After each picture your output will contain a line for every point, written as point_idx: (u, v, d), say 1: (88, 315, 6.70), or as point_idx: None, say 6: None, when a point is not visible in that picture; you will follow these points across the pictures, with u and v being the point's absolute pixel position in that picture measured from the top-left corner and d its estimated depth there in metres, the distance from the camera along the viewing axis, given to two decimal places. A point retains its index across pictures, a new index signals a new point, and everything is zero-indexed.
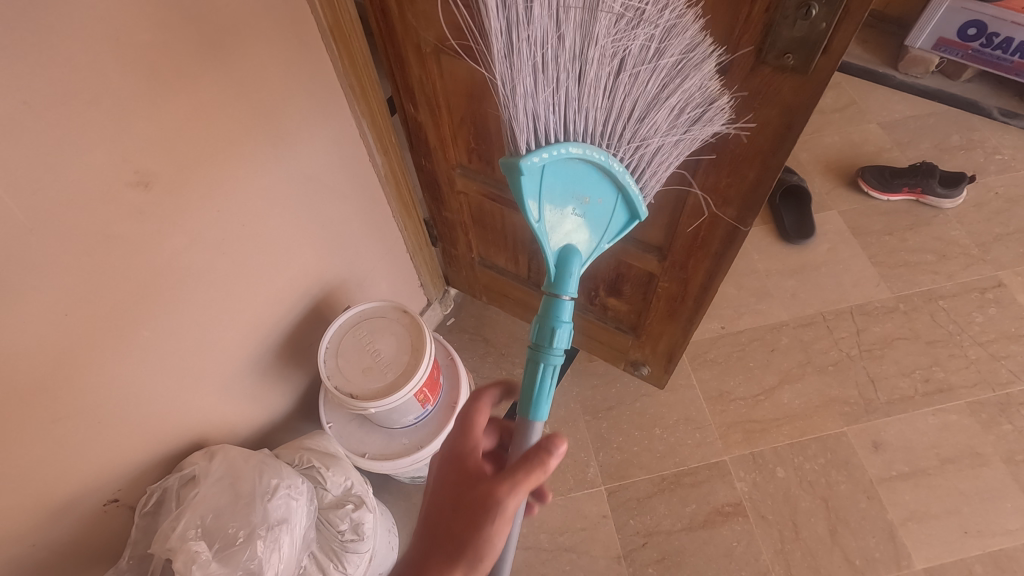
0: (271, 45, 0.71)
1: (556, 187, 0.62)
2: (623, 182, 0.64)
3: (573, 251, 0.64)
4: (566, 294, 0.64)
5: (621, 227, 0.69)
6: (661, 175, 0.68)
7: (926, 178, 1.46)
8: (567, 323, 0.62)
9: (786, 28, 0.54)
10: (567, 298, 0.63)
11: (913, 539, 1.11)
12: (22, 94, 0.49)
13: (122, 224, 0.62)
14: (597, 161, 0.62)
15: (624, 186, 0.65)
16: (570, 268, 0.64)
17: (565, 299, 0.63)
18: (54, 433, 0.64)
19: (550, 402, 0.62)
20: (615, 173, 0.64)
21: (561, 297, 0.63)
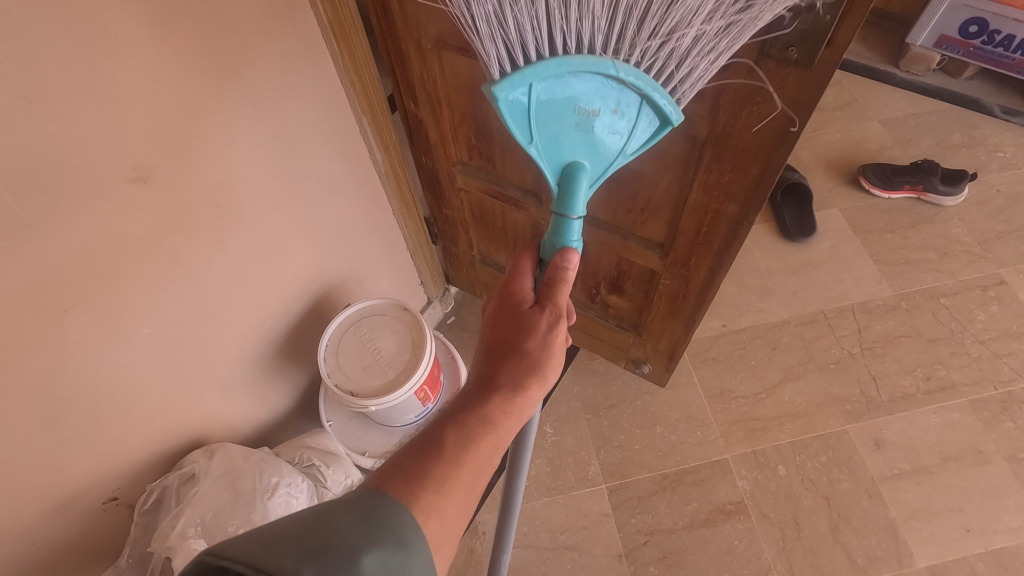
0: (271, 40, 0.71)
1: (554, 105, 0.57)
2: (641, 89, 0.56)
3: (581, 170, 0.61)
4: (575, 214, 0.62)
5: (651, 133, 0.60)
6: (707, 70, 0.57)
7: (928, 175, 1.46)
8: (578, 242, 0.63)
9: (790, 20, 0.54)
10: (576, 219, 0.63)
11: (916, 537, 1.10)
12: (20, 88, 0.49)
13: (120, 220, 0.61)
14: (601, 72, 0.55)
15: (645, 93, 0.56)
16: (577, 188, 0.61)
17: (572, 219, 0.62)
18: (53, 431, 0.64)
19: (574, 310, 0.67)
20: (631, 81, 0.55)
21: (569, 219, 0.62)
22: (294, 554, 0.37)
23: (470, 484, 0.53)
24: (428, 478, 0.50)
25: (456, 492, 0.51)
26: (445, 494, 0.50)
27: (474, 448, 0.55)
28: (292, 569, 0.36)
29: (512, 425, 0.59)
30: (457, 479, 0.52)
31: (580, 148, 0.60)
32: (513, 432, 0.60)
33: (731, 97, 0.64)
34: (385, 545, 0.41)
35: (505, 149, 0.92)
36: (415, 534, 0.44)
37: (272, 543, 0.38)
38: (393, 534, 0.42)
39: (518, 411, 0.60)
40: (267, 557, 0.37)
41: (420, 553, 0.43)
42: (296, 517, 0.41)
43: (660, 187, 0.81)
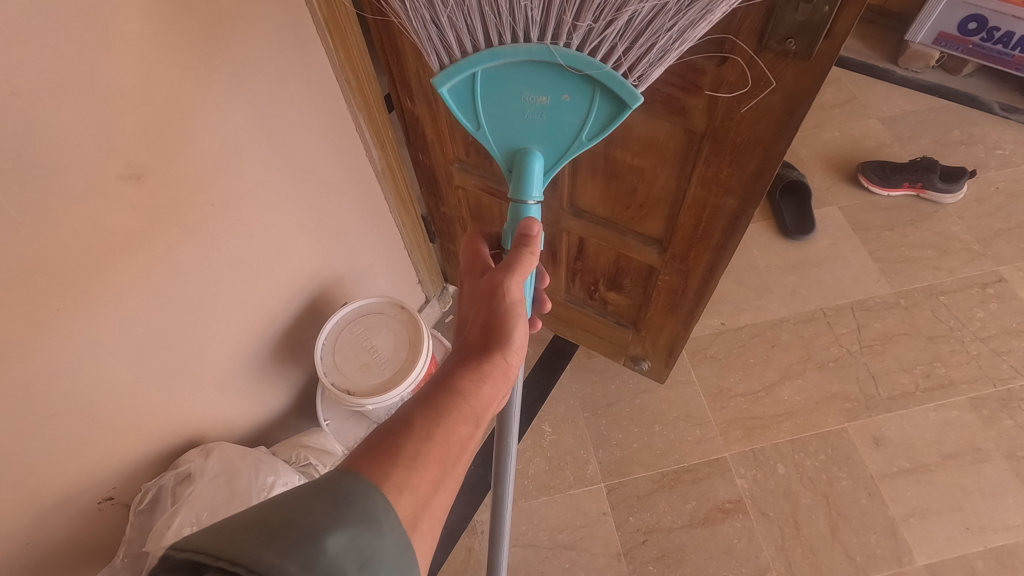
0: (263, 36, 0.70)
1: (500, 100, 0.63)
2: (581, 70, 0.59)
3: (534, 154, 0.66)
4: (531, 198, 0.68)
5: (610, 117, 0.62)
6: (664, 46, 0.57)
7: (927, 173, 1.45)
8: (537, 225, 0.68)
9: (789, 11, 0.53)
10: (532, 203, 0.67)
11: (915, 534, 1.10)
12: (10, 84, 0.48)
13: (113, 218, 0.61)
14: (541, 60, 0.59)
15: (586, 74, 0.59)
16: (530, 171, 0.66)
17: (529, 203, 0.67)
18: (46, 430, 0.64)
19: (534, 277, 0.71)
20: (568, 64, 0.58)
21: (526, 204, 0.67)
22: (255, 540, 0.37)
23: (450, 454, 0.53)
24: (399, 455, 0.50)
25: (430, 465, 0.51)
26: (419, 469, 0.50)
27: (448, 419, 0.55)
28: (250, 552, 0.36)
29: (487, 392, 0.61)
30: (430, 453, 0.52)
31: (533, 133, 0.65)
32: (491, 399, 0.61)
33: (729, 90, 0.63)
34: (354, 525, 0.41)
35: None
36: (386, 513, 0.43)
37: (234, 531, 0.37)
38: (361, 512, 0.42)
39: (490, 379, 0.62)
40: (228, 545, 0.36)
41: (392, 531, 0.42)
42: (263, 503, 0.41)
43: (659, 182, 0.81)
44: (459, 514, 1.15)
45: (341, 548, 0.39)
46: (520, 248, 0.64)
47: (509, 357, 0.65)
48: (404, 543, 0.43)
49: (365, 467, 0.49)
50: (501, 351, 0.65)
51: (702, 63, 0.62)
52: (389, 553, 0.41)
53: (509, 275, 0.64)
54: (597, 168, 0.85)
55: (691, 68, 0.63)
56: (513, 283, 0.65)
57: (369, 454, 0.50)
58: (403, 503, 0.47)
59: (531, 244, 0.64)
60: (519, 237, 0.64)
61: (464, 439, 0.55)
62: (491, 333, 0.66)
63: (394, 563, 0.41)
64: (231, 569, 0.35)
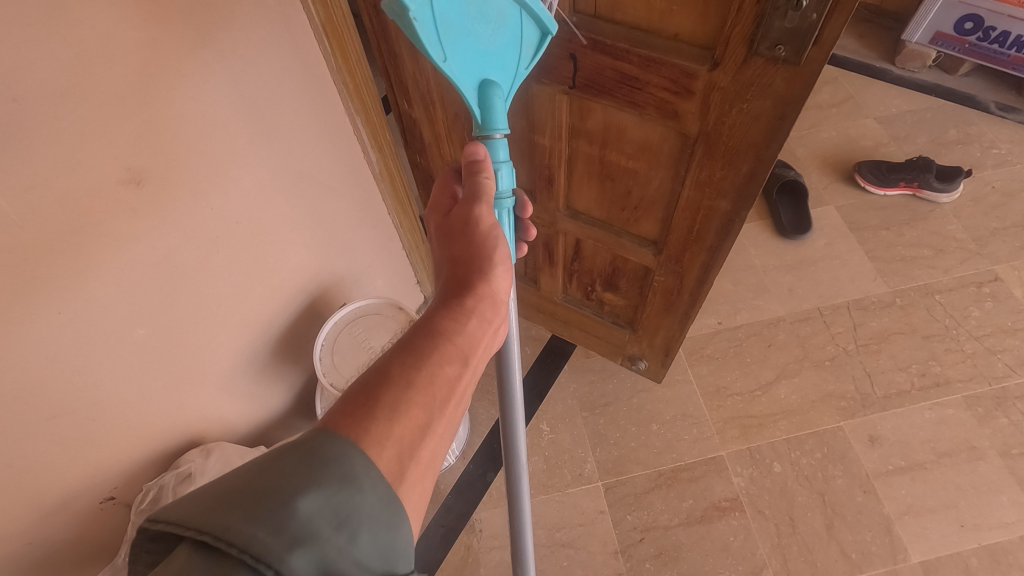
0: (260, 40, 0.70)
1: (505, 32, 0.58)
2: None
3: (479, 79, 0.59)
4: (497, 132, 0.60)
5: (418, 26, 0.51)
6: None
7: (923, 172, 1.46)
8: (506, 162, 0.61)
9: (777, 19, 0.54)
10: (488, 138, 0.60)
11: (910, 532, 1.11)
12: (12, 91, 0.49)
13: (117, 223, 0.62)
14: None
15: None
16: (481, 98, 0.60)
17: (495, 138, 0.60)
18: (49, 431, 0.64)
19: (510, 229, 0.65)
20: None
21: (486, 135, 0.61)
22: (223, 508, 0.35)
23: (435, 398, 0.48)
24: (378, 406, 0.45)
25: (414, 411, 0.46)
26: (402, 416, 0.45)
27: (431, 362, 0.50)
28: (217, 520, 0.34)
29: (475, 329, 0.55)
30: (413, 399, 0.47)
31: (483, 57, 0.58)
32: (480, 337, 0.55)
33: (721, 95, 0.64)
34: (329, 484, 0.38)
35: None
36: (367, 467, 0.40)
37: (201, 501, 0.36)
38: (339, 470, 0.39)
39: (476, 314, 0.56)
40: (199, 515, 0.35)
41: (374, 488, 0.39)
42: (238, 467, 0.38)
43: (652, 185, 0.82)
44: (458, 512, 1.16)
45: (314, 510, 0.36)
46: (476, 175, 0.60)
47: (495, 289, 0.59)
48: (390, 499, 0.40)
49: (343, 421, 0.43)
50: (485, 283, 0.58)
51: (695, 69, 0.63)
52: (371, 512, 0.39)
53: (476, 204, 0.60)
54: (592, 170, 0.87)
55: (683, 73, 0.64)
56: (485, 208, 0.60)
57: (345, 409, 0.45)
58: (387, 454, 0.43)
59: (486, 169, 0.60)
60: (471, 164, 0.60)
61: (453, 379, 0.50)
62: (469, 267, 0.59)
63: (376, 520, 0.39)
64: (200, 538, 0.34)
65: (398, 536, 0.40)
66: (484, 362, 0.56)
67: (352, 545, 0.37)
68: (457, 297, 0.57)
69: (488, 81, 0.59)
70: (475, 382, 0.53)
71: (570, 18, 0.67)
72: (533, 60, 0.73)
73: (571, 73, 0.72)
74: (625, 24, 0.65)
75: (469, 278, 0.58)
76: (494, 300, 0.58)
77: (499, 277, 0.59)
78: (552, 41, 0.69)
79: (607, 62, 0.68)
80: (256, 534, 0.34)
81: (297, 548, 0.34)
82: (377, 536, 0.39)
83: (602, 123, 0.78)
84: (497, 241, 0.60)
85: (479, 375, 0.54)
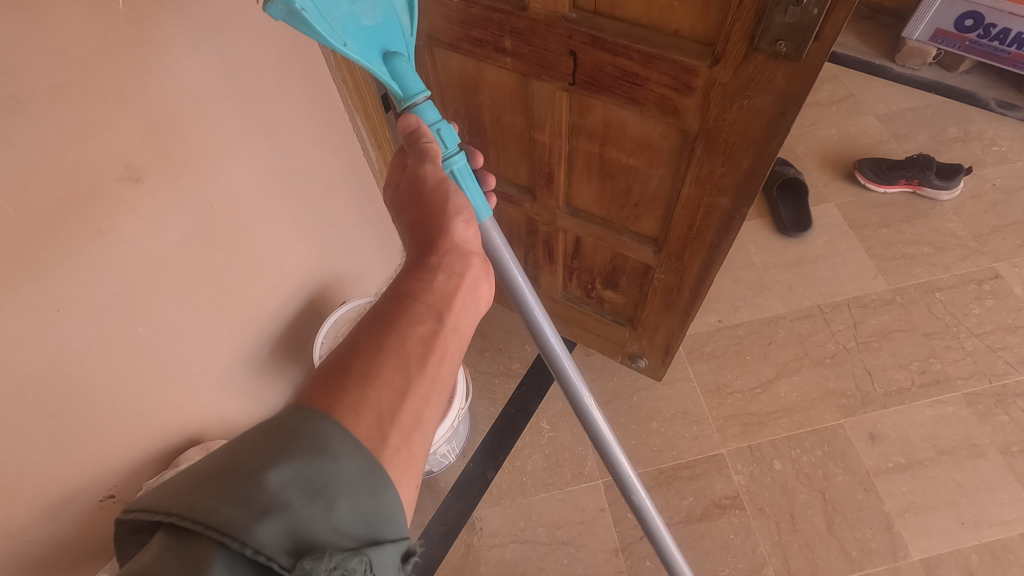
0: (258, 37, 0.70)
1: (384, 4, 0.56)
2: None
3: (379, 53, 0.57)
4: (419, 95, 0.59)
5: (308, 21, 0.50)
6: None
7: (923, 170, 1.46)
8: (440, 121, 0.61)
9: (778, 14, 0.53)
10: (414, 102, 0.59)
11: (910, 529, 1.11)
12: (10, 87, 0.48)
13: (116, 220, 0.62)
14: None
15: None
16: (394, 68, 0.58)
17: (420, 102, 0.59)
18: (45, 429, 0.64)
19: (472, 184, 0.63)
20: None
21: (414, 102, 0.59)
22: (193, 487, 0.35)
23: (410, 359, 0.48)
24: (351, 376, 0.45)
25: (388, 372, 0.46)
26: (376, 382, 0.45)
27: (402, 326, 0.50)
28: (185, 500, 0.34)
29: (445, 285, 0.55)
30: (386, 362, 0.47)
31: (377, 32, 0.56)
32: (450, 289, 0.56)
33: (721, 90, 0.64)
34: (300, 455, 0.37)
35: (500, 143, 0.93)
36: (342, 438, 0.40)
37: (171, 487, 0.36)
38: (311, 441, 0.38)
39: (444, 271, 0.57)
40: (170, 496, 0.35)
41: (350, 457, 0.39)
42: (214, 451, 0.38)
43: (652, 181, 0.82)
44: (458, 510, 1.16)
45: (284, 480, 0.36)
46: (416, 142, 0.60)
47: (458, 240, 0.59)
48: (370, 466, 0.39)
49: (316, 395, 0.43)
50: (446, 238, 0.59)
51: (695, 64, 0.62)
52: (348, 480, 0.38)
53: (422, 167, 0.59)
54: (592, 167, 0.87)
55: (683, 70, 0.64)
56: (433, 168, 0.59)
57: (319, 382, 0.44)
58: (365, 420, 0.42)
59: (424, 134, 0.60)
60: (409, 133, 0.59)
61: (428, 337, 0.50)
62: (431, 227, 0.59)
63: (355, 488, 0.38)
64: (166, 519, 0.34)
65: (382, 503, 0.39)
66: (464, 312, 0.56)
67: (328, 514, 0.36)
68: (423, 259, 0.58)
69: (391, 51, 0.58)
70: (456, 336, 0.53)
71: (570, 15, 0.66)
72: (532, 57, 0.73)
73: (571, 69, 0.72)
74: (625, 20, 0.65)
75: (432, 237, 0.59)
76: (460, 252, 0.59)
77: (460, 228, 0.60)
78: (552, 38, 0.69)
79: (607, 58, 0.68)
80: (223, 508, 0.34)
81: (266, 518, 0.34)
82: (358, 503, 0.38)
83: (602, 120, 0.78)
84: (448, 191, 0.60)
85: (460, 330, 0.54)
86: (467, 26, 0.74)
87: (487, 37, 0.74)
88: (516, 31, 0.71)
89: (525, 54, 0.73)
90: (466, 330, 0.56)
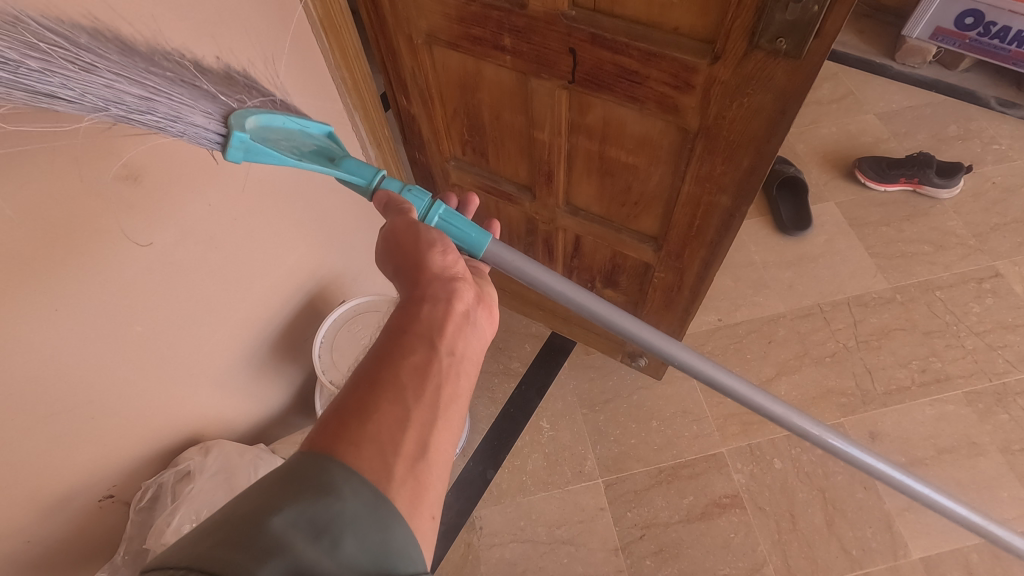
0: (257, 35, 0.70)
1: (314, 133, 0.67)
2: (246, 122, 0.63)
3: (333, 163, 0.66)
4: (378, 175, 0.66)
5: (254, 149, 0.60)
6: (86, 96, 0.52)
7: (924, 168, 1.46)
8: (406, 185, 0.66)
9: (778, 11, 0.53)
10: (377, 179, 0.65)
11: (910, 528, 1.11)
12: None
13: (116, 220, 0.62)
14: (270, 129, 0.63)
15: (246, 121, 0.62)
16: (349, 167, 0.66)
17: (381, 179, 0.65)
18: (44, 431, 0.64)
19: (463, 223, 0.68)
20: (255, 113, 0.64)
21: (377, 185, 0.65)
22: (200, 542, 0.36)
23: (405, 389, 0.48)
24: (352, 415, 0.45)
25: (385, 407, 0.46)
26: (375, 417, 0.45)
27: (394, 358, 0.50)
28: (192, 554, 0.35)
29: (434, 316, 0.54)
30: (382, 397, 0.47)
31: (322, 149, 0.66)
32: (440, 319, 0.54)
33: (721, 88, 0.63)
34: (304, 497, 0.39)
35: (498, 142, 0.93)
36: (348, 479, 0.41)
37: (179, 547, 0.37)
38: (317, 483, 0.40)
39: (430, 301, 0.55)
40: (179, 549, 0.36)
41: (355, 494, 0.40)
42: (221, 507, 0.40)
43: (653, 181, 0.82)
44: (458, 509, 1.16)
45: (287, 523, 0.37)
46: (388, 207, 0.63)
47: (439, 270, 0.58)
48: (376, 502, 0.41)
49: (318, 439, 0.44)
50: (427, 272, 0.58)
51: (695, 62, 0.62)
52: (353, 516, 0.39)
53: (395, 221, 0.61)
54: (592, 165, 0.86)
55: (682, 68, 0.64)
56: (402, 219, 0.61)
57: (324, 429, 0.45)
58: (367, 454, 0.43)
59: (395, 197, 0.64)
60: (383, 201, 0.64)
61: (421, 365, 0.50)
62: (413, 267, 0.59)
63: (361, 525, 0.39)
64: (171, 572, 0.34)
65: (390, 538, 0.40)
66: (459, 337, 0.54)
67: (334, 551, 0.37)
68: (410, 297, 0.57)
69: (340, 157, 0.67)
70: (453, 362, 0.52)
71: (569, 13, 0.66)
72: (532, 55, 0.73)
73: (571, 67, 0.72)
74: (625, 18, 0.64)
75: (416, 275, 0.58)
76: (444, 280, 0.57)
77: (438, 259, 0.59)
78: (552, 36, 0.69)
79: (607, 56, 0.68)
80: (226, 555, 0.35)
81: (269, 559, 0.35)
82: (365, 538, 0.39)
83: (602, 118, 0.78)
84: (419, 231, 0.60)
85: (458, 355, 0.53)
86: (465, 24, 0.74)
87: (486, 35, 0.74)
88: (515, 29, 0.71)
89: (525, 52, 0.73)
90: (467, 353, 0.54)
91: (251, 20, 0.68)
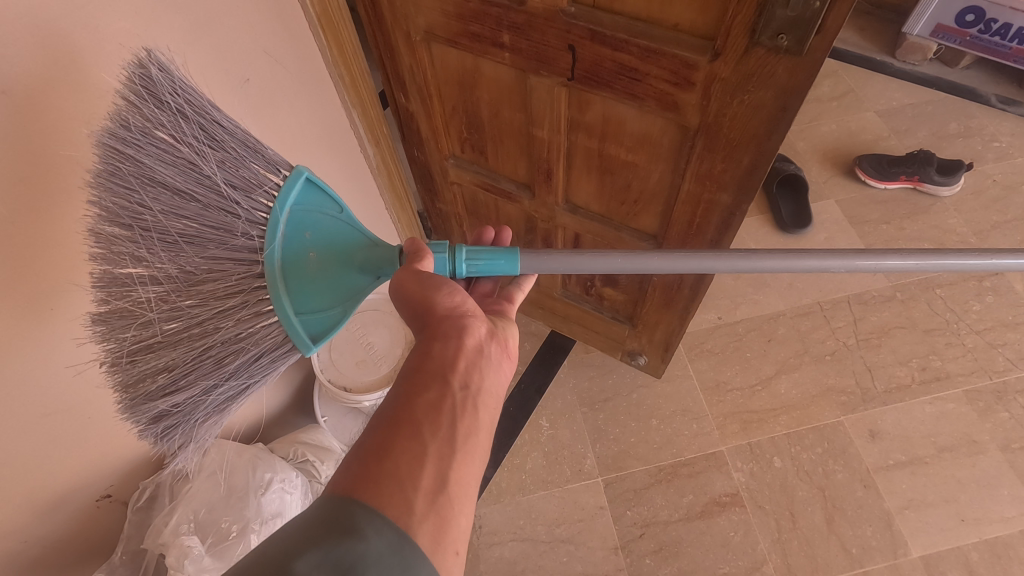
0: (253, 32, 0.70)
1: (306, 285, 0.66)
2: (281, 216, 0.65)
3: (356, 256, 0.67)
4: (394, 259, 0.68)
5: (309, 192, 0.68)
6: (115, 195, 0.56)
7: (924, 166, 1.45)
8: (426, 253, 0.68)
9: (779, 7, 0.53)
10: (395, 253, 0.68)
11: (910, 527, 1.11)
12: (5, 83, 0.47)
13: None
14: (272, 275, 0.65)
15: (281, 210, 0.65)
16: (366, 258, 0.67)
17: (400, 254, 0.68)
18: (42, 431, 0.63)
19: (494, 258, 0.68)
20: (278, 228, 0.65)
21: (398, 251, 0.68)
22: None
23: (421, 424, 0.48)
24: (370, 456, 0.46)
25: (403, 446, 0.47)
26: (393, 455, 0.46)
27: (410, 398, 0.50)
28: None
29: (447, 354, 0.53)
30: (399, 437, 0.47)
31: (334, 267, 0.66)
32: (453, 356, 0.53)
33: (722, 86, 0.63)
34: (328, 539, 0.39)
35: (497, 139, 0.92)
36: (370, 518, 0.41)
37: None
38: (341, 525, 0.40)
39: (442, 339, 0.54)
40: None
41: (378, 534, 0.41)
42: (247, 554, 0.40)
43: (653, 179, 0.82)
44: None
45: (311, 566, 0.37)
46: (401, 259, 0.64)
47: (449, 307, 0.57)
48: (400, 540, 0.41)
49: (339, 479, 0.45)
50: (435, 311, 0.57)
51: (695, 59, 0.62)
52: (377, 556, 0.39)
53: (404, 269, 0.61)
54: (591, 164, 0.86)
55: (683, 65, 0.63)
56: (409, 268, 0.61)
57: (346, 471, 0.46)
58: (389, 492, 0.44)
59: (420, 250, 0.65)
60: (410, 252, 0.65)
61: (435, 402, 0.50)
62: (423, 311, 0.58)
63: (386, 565, 0.39)
64: None
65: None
66: (473, 372, 0.53)
67: None
68: (424, 339, 0.56)
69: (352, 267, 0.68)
70: (467, 395, 0.51)
71: (568, 9, 0.66)
72: (530, 51, 0.72)
73: (571, 65, 0.71)
74: (624, 15, 0.64)
75: (427, 318, 0.57)
76: (455, 317, 0.56)
77: (447, 297, 0.57)
78: (551, 33, 0.68)
79: (607, 53, 0.67)
80: None
81: None
82: None
83: (602, 115, 0.77)
84: (426, 274, 0.59)
85: (473, 387, 0.52)
86: (464, 21, 0.74)
87: (484, 32, 0.73)
88: (513, 25, 0.70)
89: (523, 48, 0.73)
90: (483, 385, 0.53)
91: (247, 17, 0.68)
